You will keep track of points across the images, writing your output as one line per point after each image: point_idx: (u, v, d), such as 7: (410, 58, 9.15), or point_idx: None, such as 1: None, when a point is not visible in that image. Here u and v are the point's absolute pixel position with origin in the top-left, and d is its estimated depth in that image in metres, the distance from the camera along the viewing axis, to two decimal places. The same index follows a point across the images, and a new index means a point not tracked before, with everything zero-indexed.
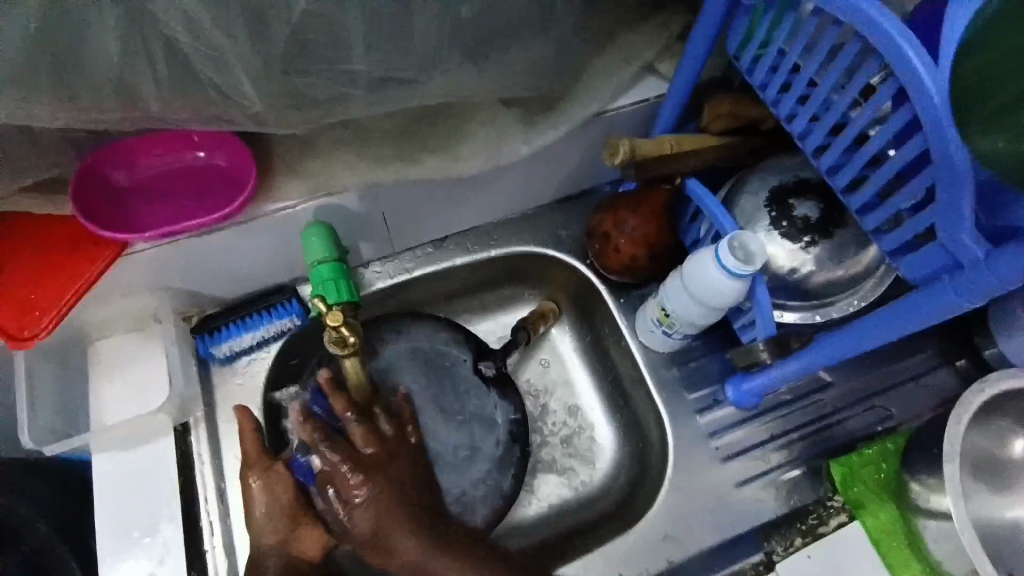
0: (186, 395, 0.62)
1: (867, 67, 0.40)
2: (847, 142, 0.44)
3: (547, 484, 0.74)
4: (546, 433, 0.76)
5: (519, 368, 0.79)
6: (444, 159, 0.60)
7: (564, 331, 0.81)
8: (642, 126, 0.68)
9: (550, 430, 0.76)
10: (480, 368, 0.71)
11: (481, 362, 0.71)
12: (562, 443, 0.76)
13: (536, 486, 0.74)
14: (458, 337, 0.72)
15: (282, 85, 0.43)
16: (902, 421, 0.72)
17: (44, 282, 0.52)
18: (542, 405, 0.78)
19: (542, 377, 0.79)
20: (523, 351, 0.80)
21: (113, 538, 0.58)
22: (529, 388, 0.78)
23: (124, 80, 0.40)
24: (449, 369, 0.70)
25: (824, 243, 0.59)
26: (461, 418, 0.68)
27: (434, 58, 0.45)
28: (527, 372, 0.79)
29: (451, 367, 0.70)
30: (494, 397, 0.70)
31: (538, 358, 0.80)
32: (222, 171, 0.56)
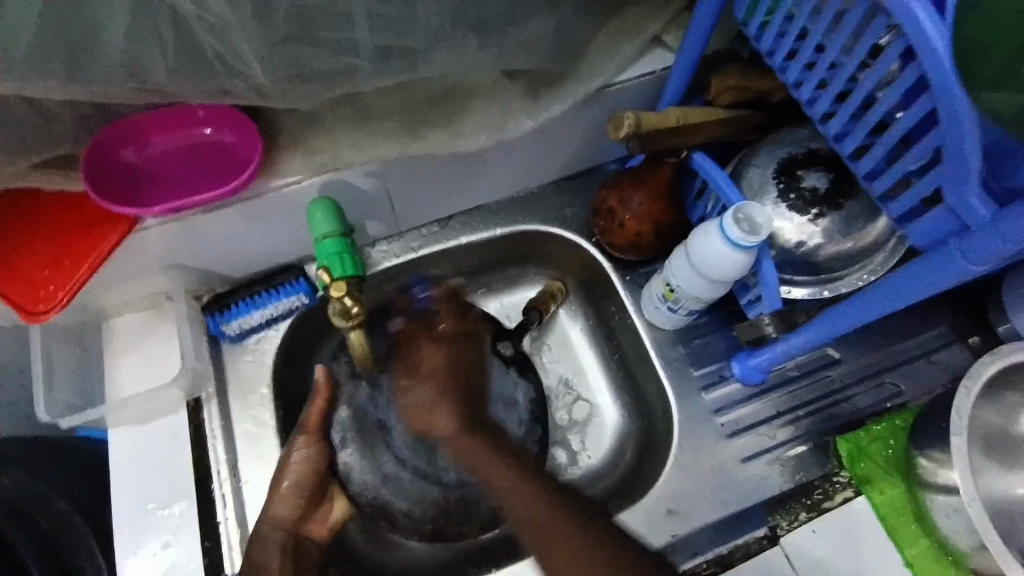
0: (197, 371, 0.63)
1: (874, 27, 0.40)
2: (854, 107, 0.43)
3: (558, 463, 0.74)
4: (556, 417, 0.77)
5: (529, 351, 0.80)
6: (447, 135, 0.60)
7: (575, 312, 0.81)
8: (648, 101, 0.67)
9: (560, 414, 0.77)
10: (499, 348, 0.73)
11: (500, 343, 0.74)
12: (574, 422, 0.77)
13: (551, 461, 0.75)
14: (477, 318, 0.75)
15: (284, 57, 0.43)
16: (912, 398, 0.71)
17: (58, 257, 0.53)
18: (551, 388, 0.78)
19: (552, 360, 0.80)
20: (534, 334, 0.80)
21: (129, 509, 0.59)
22: (538, 370, 0.79)
23: (128, 52, 0.40)
24: None
25: (833, 215, 0.59)
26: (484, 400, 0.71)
27: (436, 29, 0.45)
28: (538, 356, 0.80)
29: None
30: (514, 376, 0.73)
31: (548, 342, 0.80)
32: (228, 147, 0.56)
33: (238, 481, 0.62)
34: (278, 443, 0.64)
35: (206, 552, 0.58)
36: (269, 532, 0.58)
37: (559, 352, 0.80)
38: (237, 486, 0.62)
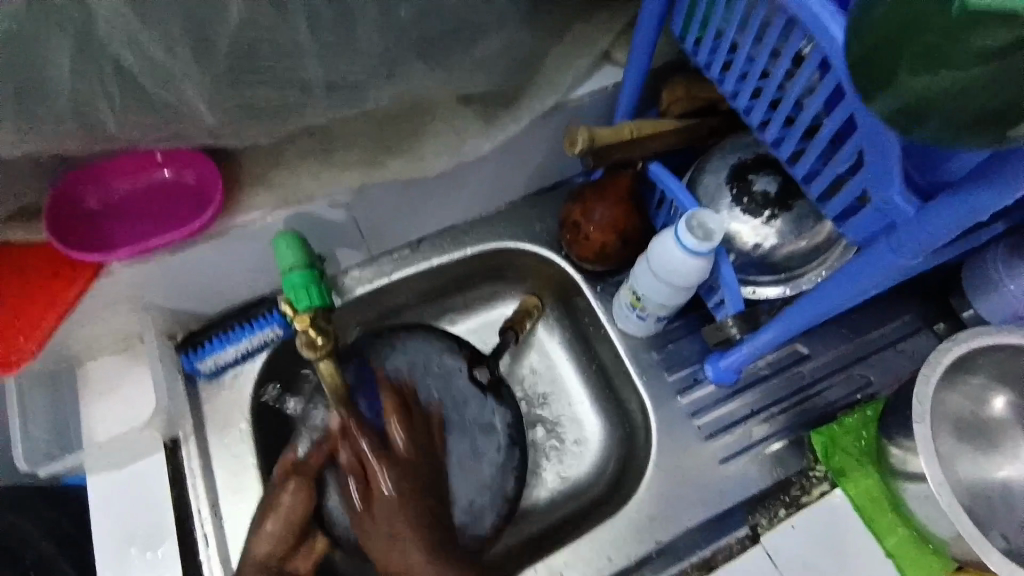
0: (173, 409, 0.63)
1: (795, 38, 0.42)
2: (785, 114, 0.46)
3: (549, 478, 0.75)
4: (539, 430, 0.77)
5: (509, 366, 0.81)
6: (406, 160, 0.61)
7: (552, 324, 0.82)
8: (603, 115, 0.69)
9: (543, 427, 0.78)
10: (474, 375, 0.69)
11: (476, 369, 0.70)
12: (559, 435, 0.77)
13: (541, 478, 0.75)
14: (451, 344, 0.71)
15: (234, 96, 0.44)
16: (883, 386, 0.73)
17: (22, 308, 0.54)
18: (533, 402, 0.79)
19: (532, 374, 0.81)
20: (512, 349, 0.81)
21: (111, 553, 0.59)
22: (519, 385, 0.80)
23: (77, 104, 0.41)
24: (445, 377, 0.68)
25: (785, 216, 0.60)
26: (462, 428, 0.66)
27: (380, 62, 0.47)
28: (519, 372, 0.81)
29: (450, 377, 0.68)
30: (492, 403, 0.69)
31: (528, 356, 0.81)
32: (188, 188, 0.57)
33: (219, 518, 0.62)
34: (259, 477, 0.64)
35: None
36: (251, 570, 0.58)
37: (539, 366, 0.81)
38: (218, 523, 0.62)
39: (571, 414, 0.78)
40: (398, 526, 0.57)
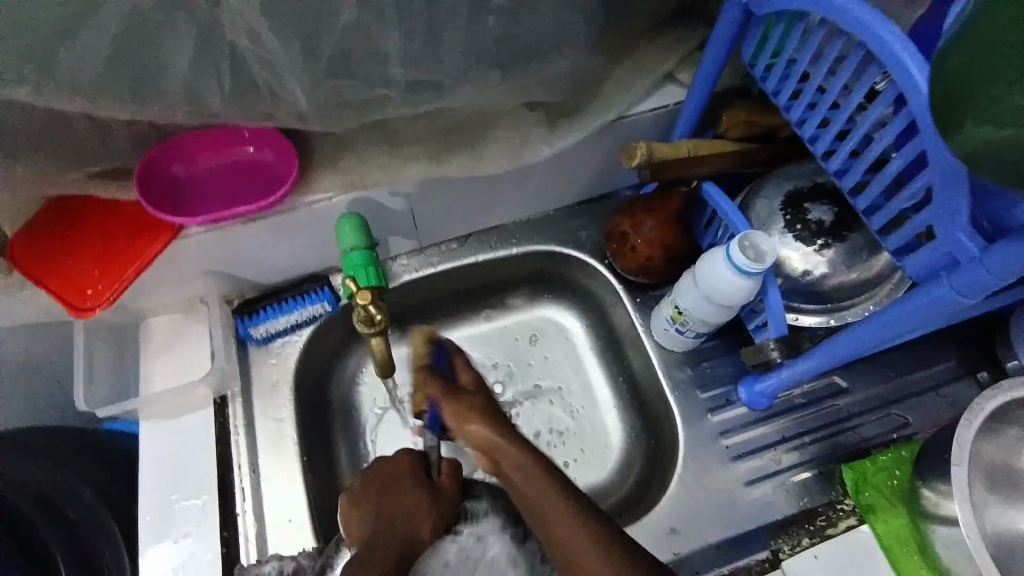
0: (226, 370, 0.66)
1: (870, 74, 0.43)
2: (853, 146, 0.47)
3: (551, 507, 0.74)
4: (558, 421, 0.80)
5: (528, 357, 0.83)
6: (469, 158, 0.63)
7: (566, 312, 0.85)
8: (661, 131, 0.71)
9: (562, 418, 0.80)
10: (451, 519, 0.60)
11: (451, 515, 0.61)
12: (577, 427, 0.79)
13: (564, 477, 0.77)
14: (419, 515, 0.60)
15: (325, 88, 0.47)
16: (920, 430, 0.72)
17: (107, 260, 0.58)
18: (550, 393, 0.81)
19: (550, 364, 0.83)
20: (530, 339, 0.84)
21: (156, 497, 0.62)
22: (536, 376, 0.82)
23: (188, 81, 0.44)
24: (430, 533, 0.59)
25: (838, 246, 0.60)
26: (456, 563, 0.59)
27: (462, 65, 0.49)
28: (535, 363, 0.83)
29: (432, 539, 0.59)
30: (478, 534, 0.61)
31: (546, 346, 0.84)
32: (267, 165, 0.61)
33: (256, 478, 0.65)
34: (297, 444, 0.67)
35: (224, 542, 0.61)
36: None
37: (555, 357, 0.83)
38: (257, 483, 0.65)
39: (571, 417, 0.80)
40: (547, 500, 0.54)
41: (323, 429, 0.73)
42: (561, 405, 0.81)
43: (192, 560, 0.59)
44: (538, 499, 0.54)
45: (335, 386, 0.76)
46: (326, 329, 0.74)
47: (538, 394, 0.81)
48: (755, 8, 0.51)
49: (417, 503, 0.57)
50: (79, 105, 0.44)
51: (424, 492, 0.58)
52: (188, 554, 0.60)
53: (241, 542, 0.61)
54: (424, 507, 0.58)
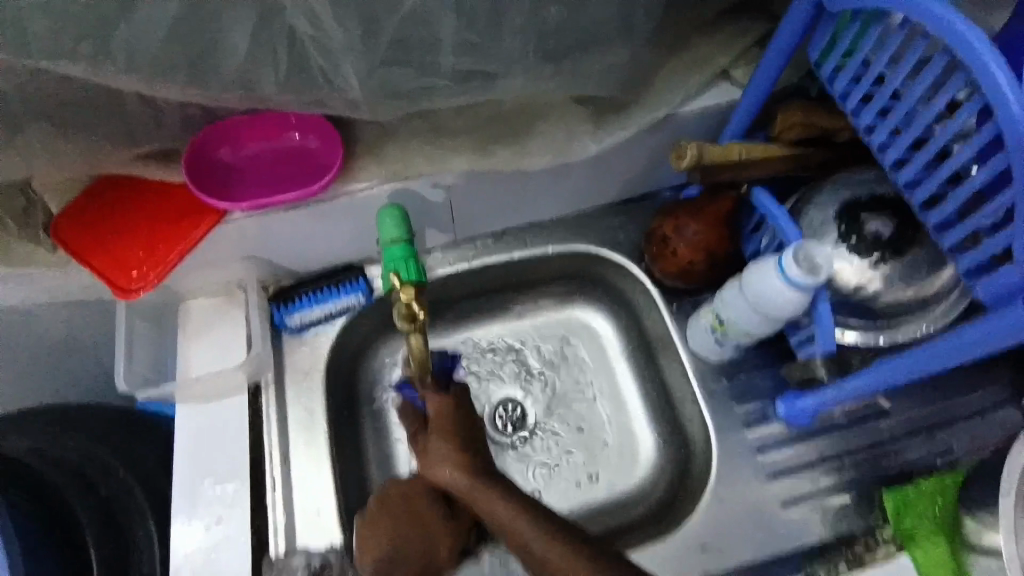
0: (261, 357, 0.67)
1: (954, 83, 0.41)
2: (928, 157, 0.45)
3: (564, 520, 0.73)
4: (586, 422, 0.78)
5: (557, 356, 0.82)
6: (514, 152, 0.62)
7: (598, 311, 0.83)
8: (710, 133, 0.68)
9: (589, 419, 0.79)
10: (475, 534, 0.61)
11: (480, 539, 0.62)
12: (606, 429, 0.78)
13: (591, 481, 0.75)
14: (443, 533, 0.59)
15: (378, 77, 0.46)
16: (965, 456, 0.69)
17: (152, 242, 0.58)
18: (578, 393, 0.80)
19: (579, 365, 0.82)
20: (560, 338, 0.83)
21: (188, 481, 0.62)
22: (565, 375, 0.81)
23: (245, 65, 0.43)
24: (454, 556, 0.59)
25: (895, 262, 0.58)
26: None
27: (518, 57, 0.48)
28: (565, 363, 0.82)
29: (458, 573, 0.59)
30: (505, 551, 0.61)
31: (576, 346, 0.83)
32: (311, 152, 0.60)
33: (287, 467, 0.65)
34: (327, 434, 0.67)
35: (254, 530, 0.61)
36: None
37: (586, 357, 0.82)
38: (287, 471, 0.65)
39: (598, 429, 0.78)
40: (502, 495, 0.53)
41: (350, 420, 0.73)
42: (590, 407, 0.79)
43: (223, 547, 0.59)
44: (500, 521, 0.53)
45: (363, 377, 0.76)
46: (357, 320, 0.73)
47: (566, 393, 0.80)
48: (831, 7, 0.49)
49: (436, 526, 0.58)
50: (135, 85, 0.43)
51: (442, 512, 0.59)
52: (220, 538, 0.60)
53: (270, 533, 0.62)
54: (440, 528, 0.59)
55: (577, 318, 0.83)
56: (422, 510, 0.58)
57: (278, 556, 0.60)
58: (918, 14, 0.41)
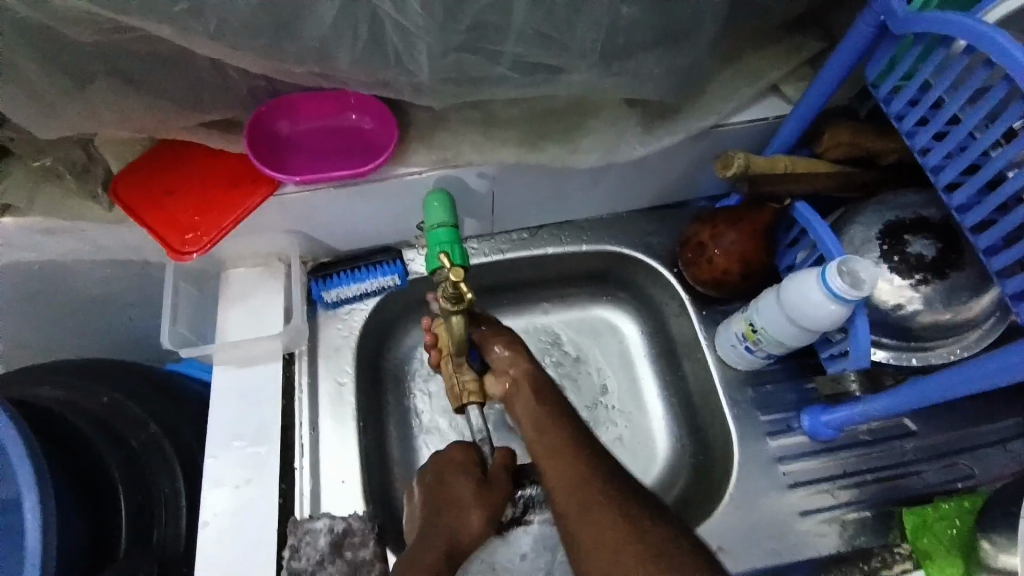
0: (300, 329, 0.68)
1: (1015, 111, 0.41)
2: (982, 182, 0.45)
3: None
4: (602, 419, 0.79)
5: (579, 352, 0.83)
6: (563, 147, 0.63)
7: (626, 311, 0.84)
8: (755, 145, 0.69)
9: (606, 417, 0.79)
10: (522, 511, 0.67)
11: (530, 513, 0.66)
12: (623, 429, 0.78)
13: None
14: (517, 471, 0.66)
15: (450, 61, 0.48)
16: (986, 482, 0.69)
17: (206, 207, 0.59)
18: (597, 391, 0.81)
19: (601, 363, 0.82)
20: (583, 334, 0.84)
21: (220, 441, 0.63)
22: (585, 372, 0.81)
23: (324, 39, 0.45)
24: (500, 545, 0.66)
25: (936, 284, 0.58)
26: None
27: (585, 52, 0.49)
28: (587, 360, 0.82)
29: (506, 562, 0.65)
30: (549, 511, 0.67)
31: (600, 344, 0.83)
32: (366, 133, 0.62)
33: (315, 436, 0.67)
34: (355, 409, 0.69)
35: (281, 494, 0.62)
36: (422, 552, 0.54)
37: (609, 356, 0.83)
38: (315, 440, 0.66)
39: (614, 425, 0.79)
40: (558, 452, 0.57)
41: (376, 399, 0.74)
42: (608, 404, 0.80)
43: (249, 507, 0.61)
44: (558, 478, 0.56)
45: (390, 358, 0.77)
46: (390, 301, 0.75)
47: (585, 390, 0.80)
48: (893, 29, 0.49)
49: (468, 498, 0.58)
50: (219, 50, 0.45)
51: (474, 483, 0.59)
52: (247, 499, 0.61)
53: (297, 497, 0.63)
54: (476, 500, 0.58)
55: (604, 317, 0.84)
56: (455, 485, 0.59)
57: (303, 518, 0.62)
58: (985, 41, 0.42)
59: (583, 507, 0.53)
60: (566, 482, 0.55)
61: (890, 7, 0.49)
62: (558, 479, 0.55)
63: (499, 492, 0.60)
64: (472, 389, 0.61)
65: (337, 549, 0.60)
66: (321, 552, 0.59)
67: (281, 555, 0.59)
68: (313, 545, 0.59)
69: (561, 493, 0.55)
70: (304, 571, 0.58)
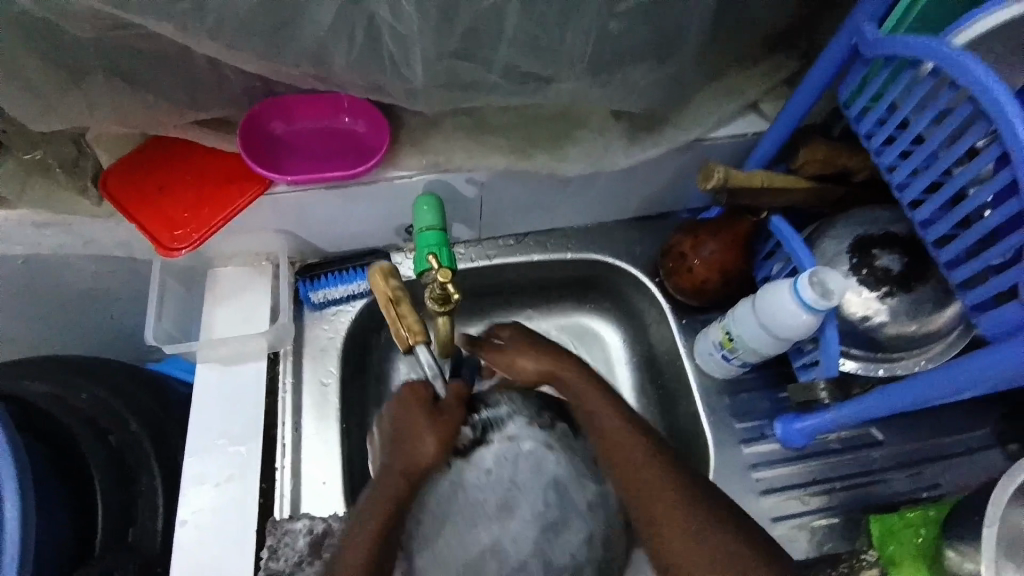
0: (285, 329, 0.68)
1: (975, 132, 0.44)
2: (944, 197, 0.47)
3: (575, 534, 0.59)
4: None
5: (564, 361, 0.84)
6: (550, 155, 0.65)
7: (609, 320, 0.86)
8: (735, 160, 0.72)
9: None
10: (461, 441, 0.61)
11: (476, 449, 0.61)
12: None
13: None
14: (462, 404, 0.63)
15: (444, 67, 0.50)
16: (950, 491, 0.71)
17: (198, 204, 0.60)
18: None
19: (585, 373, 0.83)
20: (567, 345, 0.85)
21: (201, 439, 0.63)
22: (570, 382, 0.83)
23: (323, 41, 0.46)
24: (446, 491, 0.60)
25: (902, 296, 0.61)
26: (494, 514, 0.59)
27: (573, 64, 0.51)
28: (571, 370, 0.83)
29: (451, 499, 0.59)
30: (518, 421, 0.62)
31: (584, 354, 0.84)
32: (358, 136, 0.63)
33: (297, 436, 0.67)
34: (339, 410, 0.69)
35: (261, 493, 0.62)
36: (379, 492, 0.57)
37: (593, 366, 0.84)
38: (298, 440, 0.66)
39: None
40: (620, 435, 0.60)
41: (360, 401, 0.74)
42: None
43: (228, 506, 0.61)
44: (628, 474, 0.58)
45: (375, 361, 0.78)
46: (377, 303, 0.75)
47: None
48: (863, 52, 0.52)
49: (418, 427, 0.59)
50: (218, 49, 0.46)
51: (425, 416, 0.59)
52: (227, 498, 0.61)
53: (277, 497, 0.63)
54: (426, 430, 0.59)
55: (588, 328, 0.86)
56: (409, 419, 0.59)
57: (282, 517, 0.62)
58: (948, 65, 0.44)
59: (652, 494, 0.56)
60: (629, 471, 0.58)
61: (861, 32, 0.52)
62: (626, 470, 0.58)
63: (451, 419, 0.59)
64: (412, 326, 0.58)
65: (317, 550, 0.60)
66: (301, 554, 0.59)
67: (260, 554, 0.59)
68: (292, 547, 0.59)
69: (633, 487, 0.57)
70: (282, 572, 0.58)
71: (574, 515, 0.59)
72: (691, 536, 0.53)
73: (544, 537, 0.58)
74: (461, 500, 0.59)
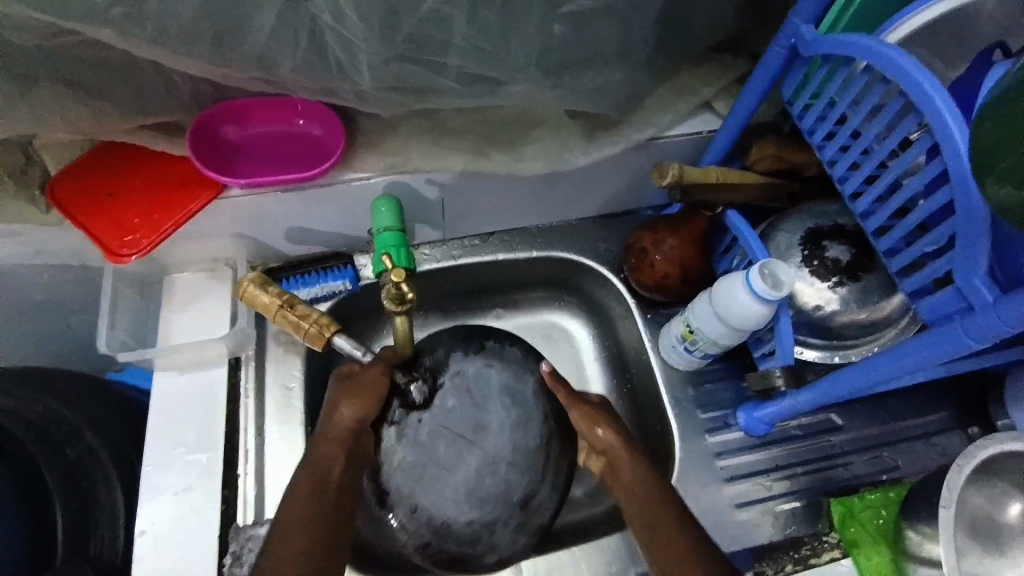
0: (245, 333, 0.68)
1: (907, 122, 0.45)
2: (881, 189, 0.49)
3: (537, 424, 0.58)
4: None
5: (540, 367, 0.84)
6: (508, 155, 0.65)
7: (578, 319, 0.87)
8: (692, 157, 0.73)
9: None
10: (409, 390, 0.58)
11: (419, 391, 0.58)
12: None
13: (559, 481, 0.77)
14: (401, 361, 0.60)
15: (392, 70, 0.50)
16: (909, 474, 0.74)
17: (149, 210, 0.59)
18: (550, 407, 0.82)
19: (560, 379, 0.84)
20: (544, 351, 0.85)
21: (161, 449, 0.62)
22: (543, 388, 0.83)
23: (267, 47, 0.46)
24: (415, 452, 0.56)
25: (851, 285, 0.63)
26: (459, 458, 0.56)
27: (522, 66, 0.52)
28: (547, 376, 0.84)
29: (413, 454, 0.56)
30: (464, 360, 0.60)
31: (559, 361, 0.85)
32: (314, 138, 0.63)
33: (261, 441, 0.66)
34: (303, 414, 0.69)
35: (224, 500, 0.61)
36: (309, 472, 0.54)
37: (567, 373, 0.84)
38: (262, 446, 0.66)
39: None
40: (617, 456, 0.61)
41: None
42: None
43: (190, 515, 0.60)
44: (629, 494, 0.59)
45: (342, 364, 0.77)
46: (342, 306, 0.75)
47: None
48: (803, 50, 0.54)
49: (340, 395, 0.57)
50: (159, 54, 0.45)
51: (348, 386, 0.58)
52: (189, 506, 0.60)
53: (239, 504, 0.62)
54: (351, 397, 0.57)
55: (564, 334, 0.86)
56: (335, 395, 0.58)
57: (245, 524, 0.61)
58: (878, 60, 0.46)
59: (644, 511, 0.57)
60: (630, 488, 0.59)
61: (799, 32, 0.54)
62: (627, 489, 0.59)
63: (374, 377, 0.58)
64: (303, 309, 0.65)
65: None
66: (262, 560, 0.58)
67: (223, 561, 0.58)
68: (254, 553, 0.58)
69: (629, 502, 0.59)
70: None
71: (532, 412, 0.59)
72: (682, 542, 0.54)
73: (513, 437, 0.57)
74: (419, 452, 0.56)
